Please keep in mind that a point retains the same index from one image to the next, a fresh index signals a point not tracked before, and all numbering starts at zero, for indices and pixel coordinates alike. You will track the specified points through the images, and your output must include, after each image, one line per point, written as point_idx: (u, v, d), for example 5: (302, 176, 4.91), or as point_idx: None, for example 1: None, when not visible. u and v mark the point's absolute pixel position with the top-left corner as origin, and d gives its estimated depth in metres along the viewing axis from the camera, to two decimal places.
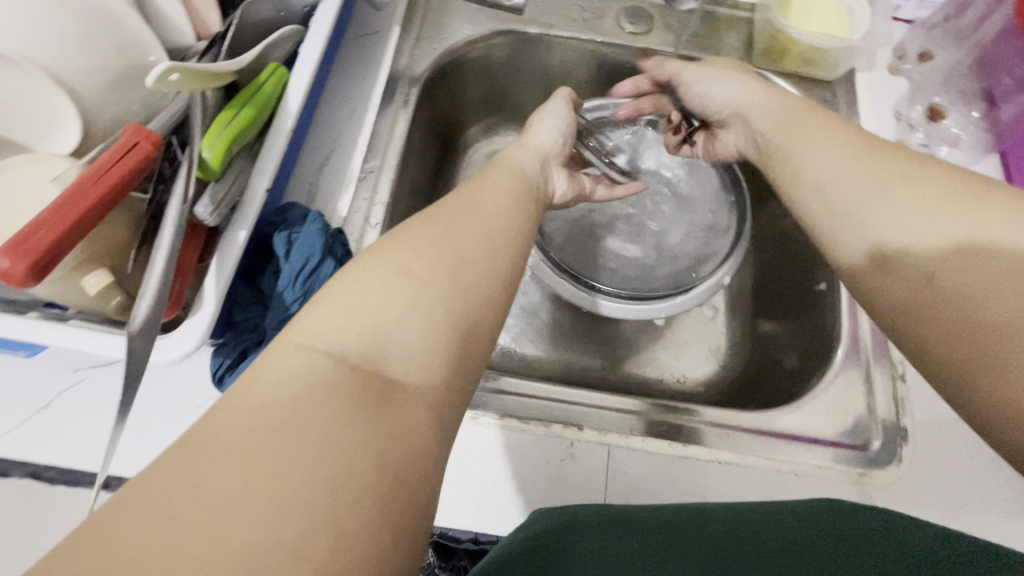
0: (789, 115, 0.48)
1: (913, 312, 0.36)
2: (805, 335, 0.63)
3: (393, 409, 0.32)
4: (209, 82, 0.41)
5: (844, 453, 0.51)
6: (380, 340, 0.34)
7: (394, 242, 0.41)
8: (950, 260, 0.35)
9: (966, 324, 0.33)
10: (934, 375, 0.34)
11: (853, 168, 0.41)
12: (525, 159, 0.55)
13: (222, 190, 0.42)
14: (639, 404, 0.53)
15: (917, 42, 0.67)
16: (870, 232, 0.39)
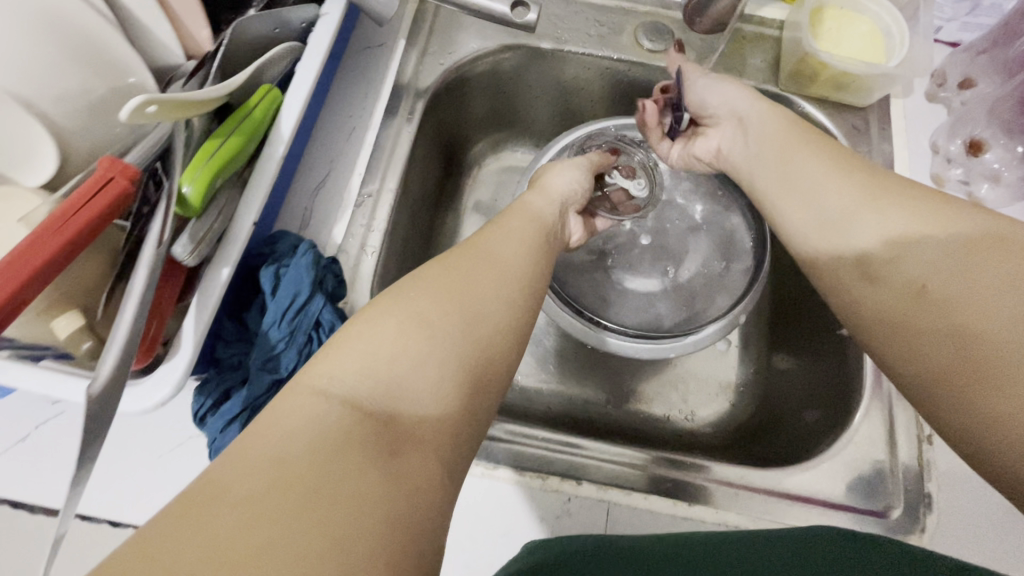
0: (783, 128, 0.50)
1: (897, 326, 0.39)
2: (823, 384, 0.59)
3: (398, 461, 0.30)
4: (192, 109, 0.38)
5: (862, 519, 0.48)
6: (394, 391, 0.33)
7: (391, 296, 0.39)
8: (939, 272, 0.37)
9: (955, 343, 0.35)
10: (929, 397, 0.36)
11: (858, 204, 0.42)
12: (546, 207, 0.53)
13: (204, 227, 0.39)
14: (642, 456, 0.50)
15: (959, 69, 0.63)
16: (857, 240, 0.41)
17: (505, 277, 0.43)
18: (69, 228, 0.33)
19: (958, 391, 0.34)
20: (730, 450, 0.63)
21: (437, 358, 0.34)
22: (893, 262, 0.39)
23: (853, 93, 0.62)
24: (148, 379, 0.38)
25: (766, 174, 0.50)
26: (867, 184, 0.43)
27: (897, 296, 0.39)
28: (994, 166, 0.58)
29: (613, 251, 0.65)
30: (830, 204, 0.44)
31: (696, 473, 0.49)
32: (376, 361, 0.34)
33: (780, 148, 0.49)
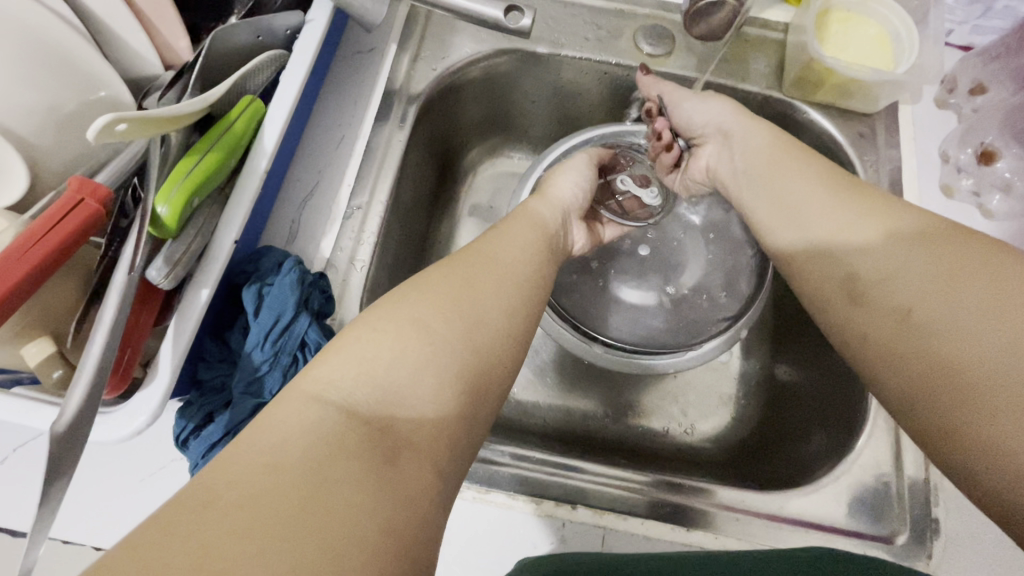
0: (772, 147, 0.49)
1: (887, 353, 0.36)
2: (829, 403, 0.57)
3: (400, 469, 0.29)
4: (167, 125, 0.36)
5: (868, 544, 0.47)
6: (391, 400, 0.31)
7: (381, 309, 0.36)
8: (928, 298, 0.35)
9: (937, 364, 0.33)
10: (916, 422, 0.34)
11: (847, 228, 0.41)
12: (548, 212, 0.52)
13: (181, 248, 0.38)
14: (642, 480, 0.49)
15: (970, 74, 0.60)
16: (846, 262, 0.40)
17: (505, 287, 0.41)
18: (31, 254, 0.31)
19: (952, 419, 0.32)
20: (731, 468, 0.61)
21: (422, 389, 0.33)
22: (880, 287, 0.38)
23: (860, 99, 0.60)
24: (123, 408, 0.36)
25: (748, 195, 0.50)
26: (859, 204, 0.41)
27: (884, 321, 0.37)
28: (1005, 175, 0.57)
29: (614, 261, 0.63)
30: (835, 227, 0.41)
31: (700, 498, 0.48)
32: (372, 370, 0.32)
33: (761, 168, 0.49)
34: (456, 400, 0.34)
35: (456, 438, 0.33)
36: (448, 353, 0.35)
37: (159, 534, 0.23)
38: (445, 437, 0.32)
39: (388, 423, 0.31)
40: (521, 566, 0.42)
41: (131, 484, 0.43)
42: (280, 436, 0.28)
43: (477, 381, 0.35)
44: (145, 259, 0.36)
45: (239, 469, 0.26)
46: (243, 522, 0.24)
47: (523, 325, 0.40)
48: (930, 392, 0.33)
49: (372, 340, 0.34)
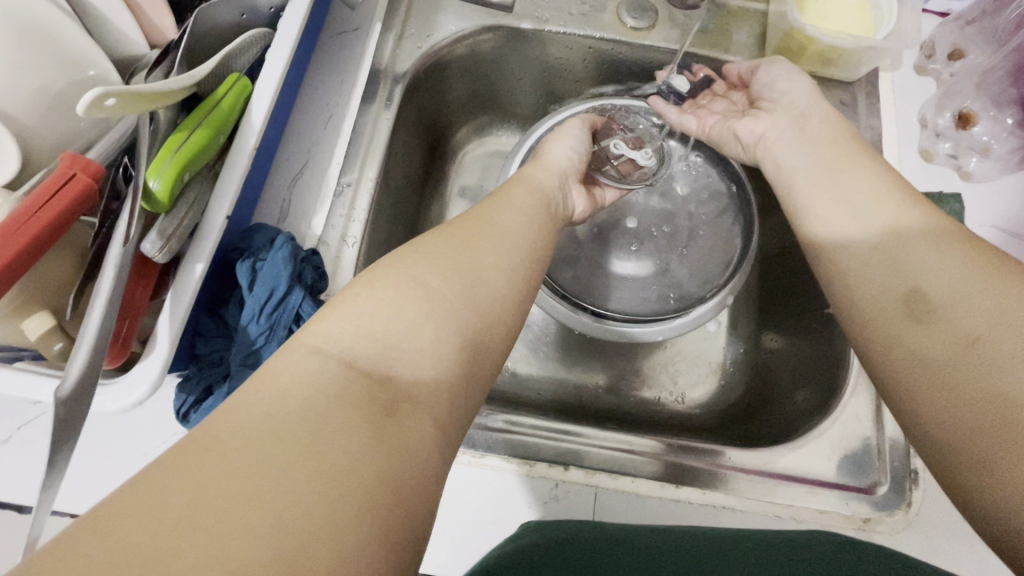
0: (836, 151, 0.48)
1: (936, 383, 0.35)
2: (812, 364, 0.59)
3: (395, 421, 0.30)
4: (155, 102, 0.37)
5: (848, 496, 0.48)
6: (389, 352, 0.33)
7: (377, 271, 0.37)
8: (998, 330, 0.33)
9: (985, 397, 0.32)
10: (937, 441, 0.34)
11: (926, 258, 0.39)
12: (546, 180, 0.53)
13: (174, 223, 0.38)
14: (656, 445, 0.50)
15: (949, 39, 0.61)
16: (915, 277, 0.39)
17: (498, 255, 0.42)
18: (26, 230, 0.32)
19: (986, 447, 0.31)
20: (719, 431, 0.63)
21: (416, 350, 0.34)
22: (945, 309, 0.36)
23: (839, 67, 0.61)
24: (123, 380, 0.37)
25: (822, 171, 0.47)
26: (952, 239, 0.39)
27: (938, 350, 0.35)
28: (983, 138, 0.58)
29: (605, 234, 0.65)
30: (888, 218, 0.42)
31: (706, 459, 0.49)
32: (372, 323, 0.34)
33: (838, 158, 0.47)
34: (450, 361, 0.35)
35: (453, 397, 0.34)
36: (443, 315, 0.36)
37: (171, 473, 0.24)
38: (440, 396, 0.33)
39: (383, 380, 0.32)
40: (519, 529, 0.44)
41: (131, 454, 0.44)
42: (278, 391, 0.29)
43: (472, 343, 0.36)
44: (139, 233, 0.37)
45: (244, 419, 0.27)
46: (244, 467, 0.25)
47: (519, 292, 0.41)
48: (975, 429, 0.32)
49: (366, 301, 0.35)
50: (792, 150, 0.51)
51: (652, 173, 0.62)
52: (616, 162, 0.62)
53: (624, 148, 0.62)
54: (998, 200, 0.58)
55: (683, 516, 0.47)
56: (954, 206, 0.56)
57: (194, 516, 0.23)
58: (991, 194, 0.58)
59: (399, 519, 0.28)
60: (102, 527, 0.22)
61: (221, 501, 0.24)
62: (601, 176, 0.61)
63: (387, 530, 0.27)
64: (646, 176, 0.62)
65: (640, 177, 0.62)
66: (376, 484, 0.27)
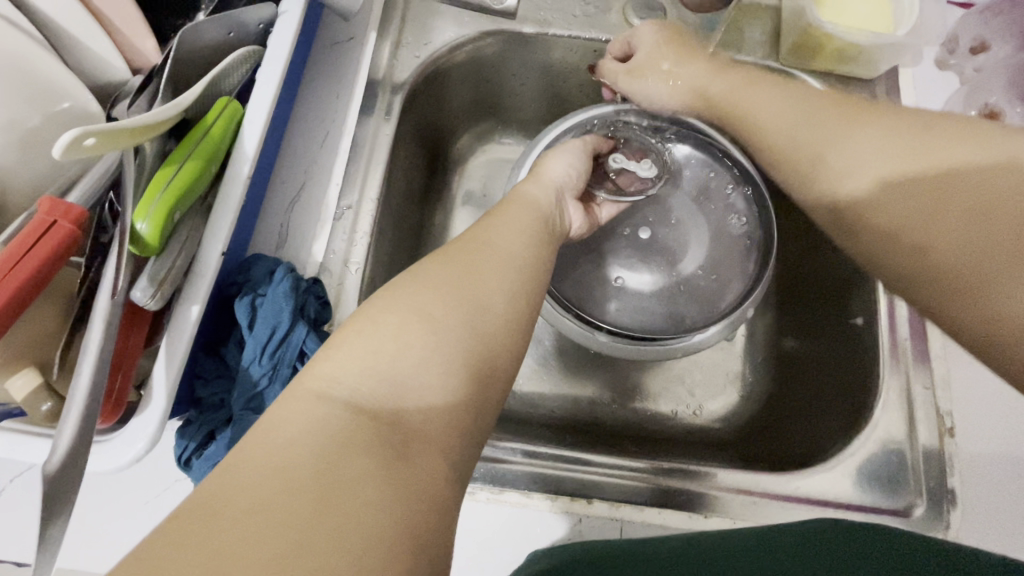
0: (748, 87, 0.52)
1: (895, 264, 0.43)
2: (836, 378, 0.57)
3: (410, 463, 0.28)
4: (139, 136, 0.35)
5: (885, 520, 0.46)
6: (398, 390, 0.30)
7: (380, 300, 0.35)
8: (925, 203, 0.41)
9: (948, 272, 0.39)
10: (922, 304, 0.42)
11: (840, 142, 0.45)
12: (541, 194, 0.50)
13: (165, 265, 0.36)
14: (647, 467, 0.48)
15: (972, 32, 0.59)
16: (850, 174, 0.45)
17: (505, 273, 0.39)
18: (3, 289, 0.29)
19: (951, 305, 0.39)
20: (740, 448, 0.61)
21: (425, 385, 0.31)
22: (875, 198, 0.43)
23: (860, 63, 0.58)
24: (119, 437, 0.35)
25: (767, 136, 0.50)
26: (882, 145, 0.44)
27: (898, 258, 0.42)
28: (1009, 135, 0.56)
29: (607, 243, 0.62)
30: (858, 175, 0.44)
31: (704, 482, 0.48)
32: (377, 360, 0.31)
33: (766, 118, 0.51)
34: (460, 396, 0.32)
35: (470, 447, 0.32)
36: (450, 347, 0.33)
37: (176, 545, 0.22)
38: (459, 447, 0.31)
39: (394, 423, 0.29)
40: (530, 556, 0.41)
41: (131, 500, 0.42)
42: (286, 440, 0.26)
43: (483, 371, 0.34)
44: (129, 279, 0.34)
45: (253, 476, 0.24)
46: (255, 530, 0.23)
47: (526, 311, 0.38)
48: (959, 285, 0.39)
49: (371, 334, 0.32)
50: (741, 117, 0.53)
51: (654, 183, 0.60)
52: (617, 174, 0.60)
53: (624, 159, 0.60)
54: None
55: None
56: None
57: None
58: None
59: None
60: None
61: (232, 572, 0.21)
62: (597, 191, 0.59)
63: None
64: (646, 187, 0.61)
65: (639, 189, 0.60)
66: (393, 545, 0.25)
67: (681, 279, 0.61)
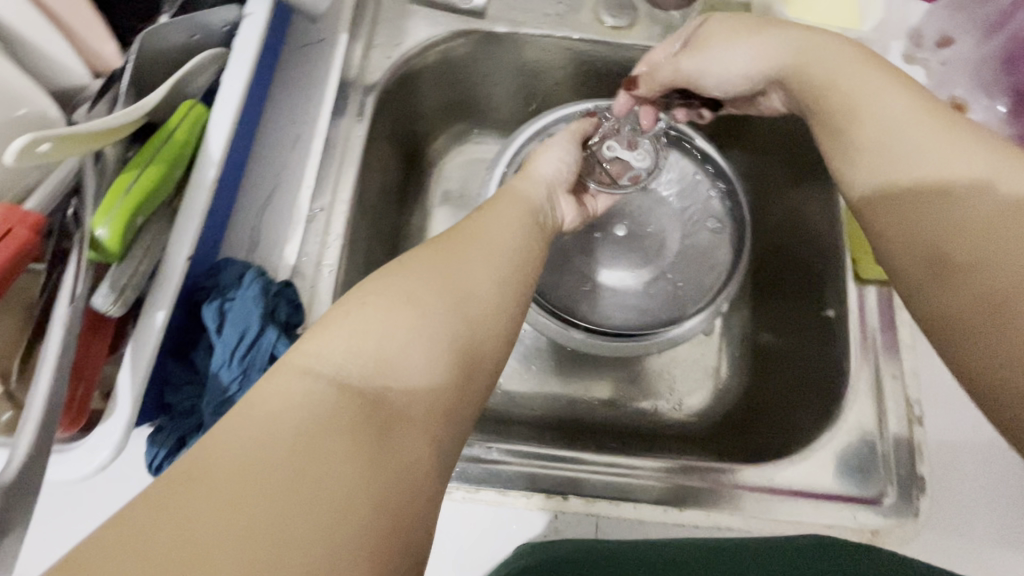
0: (790, 74, 0.46)
1: (930, 274, 0.36)
2: (811, 370, 0.57)
3: (391, 443, 0.27)
4: (98, 141, 0.34)
5: (856, 508, 0.47)
6: (382, 368, 0.30)
7: (369, 283, 0.34)
8: (970, 218, 0.35)
9: (994, 297, 0.32)
10: (941, 333, 0.35)
11: (892, 130, 0.39)
12: (531, 190, 0.49)
13: (128, 271, 0.35)
14: (665, 467, 0.49)
15: (936, 25, 0.59)
16: (886, 170, 0.39)
17: (495, 261, 0.38)
18: None
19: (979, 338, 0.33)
20: (719, 442, 0.61)
21: (410, 366, 0.30)
22: (915, 196, 0.37)
23: None
24: (82, 445, 0.34)
25: (822, 108, 0.43)
26: (945, 137, 0.37)
27: (934, 281, 0.35)
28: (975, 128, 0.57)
29: (596, 244, 0.63)
30: (958, 172, 0.36)
31: (725, 477, 0.48)
32: (361, 341, 0.30)
33: (855, 91, 0.41)
34: (447, 381, 0.31)
35: None
36: (435, 330, 0.32)
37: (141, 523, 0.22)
38: None
39: (377, 402, 0.28)
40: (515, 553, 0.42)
41: (93, 508, 0.41)
42: (269, 415, 0.25)
43: (469, 356, 0.33)
44: (89, 286, 0.34)
45: (221, 462, 0.23)
46: (218, 512, 0.22)
47: (517, 297, 0.37)
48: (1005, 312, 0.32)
49: (355, 316, 0.31)
50: (801, 93, 0.45)
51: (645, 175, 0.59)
52: (608, 162, 0.59)
53: (617, 148, 0.59)
54: None
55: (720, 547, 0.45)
56: None
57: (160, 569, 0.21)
58: None
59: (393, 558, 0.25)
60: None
61: None
62: (588, 181, 0.59)
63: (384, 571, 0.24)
64: (638, 179, 0.60)
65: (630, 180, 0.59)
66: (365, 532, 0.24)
67: (665, 275, 0.61)
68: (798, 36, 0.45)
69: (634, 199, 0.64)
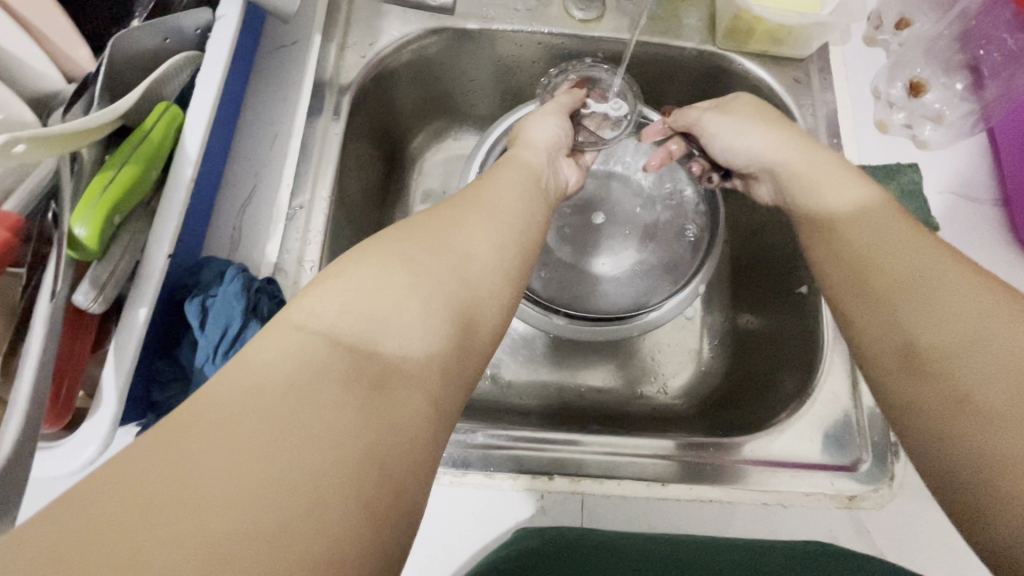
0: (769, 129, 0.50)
1: (874, 314, 0.37)
2: (789, 344, 0.59)
3: (386, 402, 0.28)
4: (73, 142, 0.35)
5: (835, 475, 0.48)
6: (376, 324, 0.30)
7: (365, 246, 0.35)
8: (893, 269, 0.38)
9: (920, 344, 0.34)
10: (878, 376, 0.36)
11: (837, 187, 0.44)
12: (533, 156, 0.50)
13: (108, 268, 0.36)
14: (670, 446, 0.49)
15: (895, 8, 0.61)
16: (829, 212, 0.43)
17: (493, 227, 0.39)
18: None
19: (907, 386, 0.34)
20: (703, 419, 0.62)
21: (404, 323, 0.31)
22: (853, 242, 0.40)
23: (791, 44, 0.60)
24: (68, 442, 0.35)
25: (783, 160, 0.48)
26: (877, 201, 0.42)
27: (901, 375, 0.35)
28: (935, 105, 0.59)
29: (591, 234, 0.65)
30: (859, 213, 0.41)
31: (729, 453, 0.49)
32: (357, 298, 0.31)
33: (812, 163, 0.46)
34: (447, 340, 0.32)
35: None
36: (434, 290, 0.33)
37: (138, 465, 0.22)
38: None
39: (370, 357, 0.29)
40: (514, 535, 0.44)
41: None
42: (264, 368, 0.26)
43: (466, 315, 0.34)
44: (71, 284, 0.35)
45: (210, 417, 0.24)
46: (214, 453, 0.23)
47: (518, 259, 0.39)
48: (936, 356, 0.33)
49: (355, 275, 0.32)
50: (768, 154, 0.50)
51: (626, 120, 0.60)
52: (588, 120, 0.59)
53: (592, 103, 0.59)
54: (953, 167, 0.58)
55: (714, 524, 0.46)
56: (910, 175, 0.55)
57: (155, 506, 0.21)
58: (947, 161, 0.58)
59: (383, 506, 0.25)
60: (45, 533, 0.20)
61: None
62: (585, 148, 0.59)
63: (377, 518, 0.25)
64: (619, 126, 0.60)
65: (615, 129, 0.60)
66: (347, 485, 0.24)
67: (651, 258, 0.63)
68: (802, 137, 0.49)
69: (616, 189, 0.66)
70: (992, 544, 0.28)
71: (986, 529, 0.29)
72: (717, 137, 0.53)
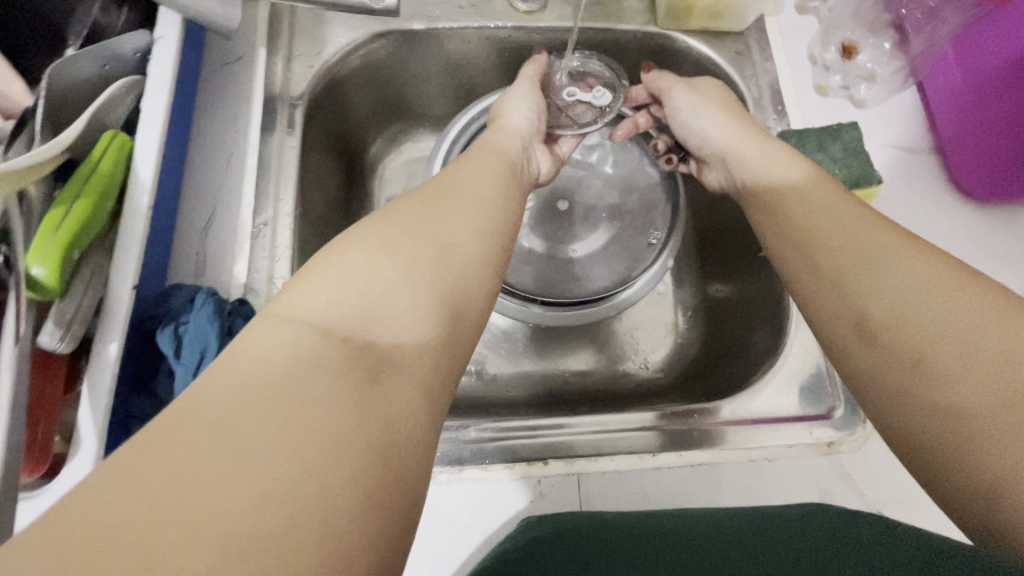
0: (716, 109, 0.52)
1: (821, 276, 0.38)
2: (757, 307, 0.61)
3: (381, 414, 0.27)
4: (20, 180, 0.34)
5: (812, 425, 0.50)
6: (354, 338, 0.30)
7: (352, 234, 0.35)
8: (831, 226, 0.39)
9: (874, 315, 0.34)
10: (830, 334, 0.37)
11: (776, 164, 0.45)
12: (507, 140, 0.51)
13: (72, 307, 0.36)
14: (651, 417, 0.51)
15: None
16: (776, 185, 0.44)
17: (469, 218, 0.39)
18: None
19: (862, 352, 0.34)
20: (685, 390, 0.64)
21: (385, 334, 0.31)
22: (801, 207, 0.41)
23: (728, 18, 0.62)
24: (46, 492, 0.34)
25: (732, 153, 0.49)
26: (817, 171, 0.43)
27: (862, 347, 0.35)
28: (867, 65, 0.62)
29: (558, 222, 0.66)
30: (799, 186, 0.42)
31: (710, 417, 0.51)
32: (346, 293, 0.31)
33: (758, 150, 0.47)
34: (436, 339, 0.32)
35: None
36: (410, 292, 0.33)
37: (124, 489, 0.22)
38: None
39: (358, 362, 0.29)
40: (519, 525, 0.44)
41: None
42: (246, 380, 0.26)
43: (450, 316, 0.34)
44: (33, 328, 0.34)
45: (190, 436, 0.23)
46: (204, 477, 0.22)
47: (499, 251, 0.39)
48: (895, 321, 0.33)
49: (321, 288, 0.31)
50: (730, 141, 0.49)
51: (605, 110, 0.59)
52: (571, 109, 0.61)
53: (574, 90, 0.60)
54: (892, 122, 0.61)
55: (708, 490, 0.48)
56: (853, 134, 0.56)
57: (154, 542, 0.21)
58: (885, 117, 0.61)
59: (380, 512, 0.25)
60: None
61: None
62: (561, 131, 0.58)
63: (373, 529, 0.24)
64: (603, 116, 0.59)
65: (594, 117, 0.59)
66: (340, 498, 0.24)
67: (619, 239, 0.64)
68: (750, 124, 0.50)
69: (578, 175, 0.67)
70: (952, 497, 0.29)
71: (957, 489, 0.29)
72: (679, 112, 0.54)
